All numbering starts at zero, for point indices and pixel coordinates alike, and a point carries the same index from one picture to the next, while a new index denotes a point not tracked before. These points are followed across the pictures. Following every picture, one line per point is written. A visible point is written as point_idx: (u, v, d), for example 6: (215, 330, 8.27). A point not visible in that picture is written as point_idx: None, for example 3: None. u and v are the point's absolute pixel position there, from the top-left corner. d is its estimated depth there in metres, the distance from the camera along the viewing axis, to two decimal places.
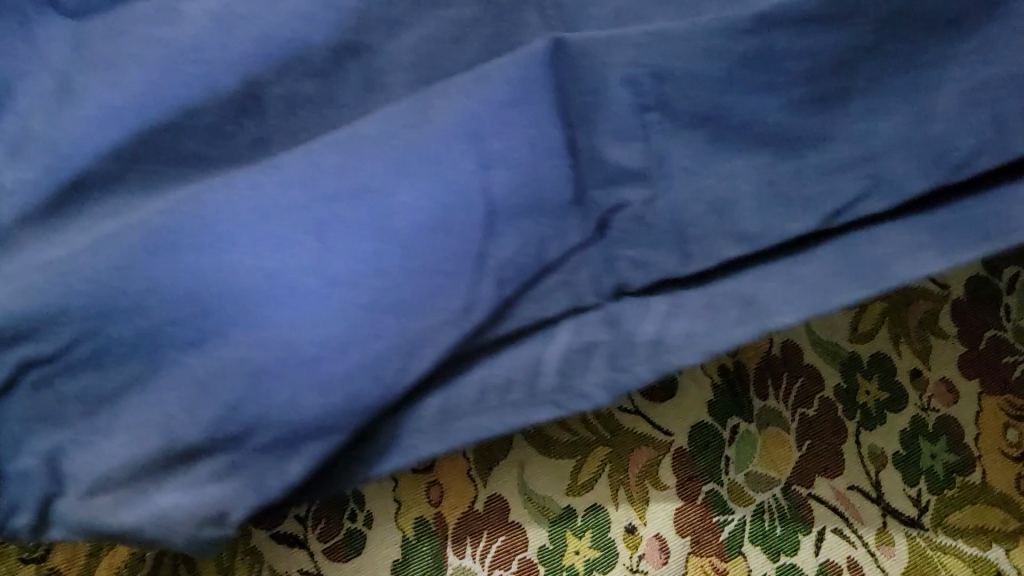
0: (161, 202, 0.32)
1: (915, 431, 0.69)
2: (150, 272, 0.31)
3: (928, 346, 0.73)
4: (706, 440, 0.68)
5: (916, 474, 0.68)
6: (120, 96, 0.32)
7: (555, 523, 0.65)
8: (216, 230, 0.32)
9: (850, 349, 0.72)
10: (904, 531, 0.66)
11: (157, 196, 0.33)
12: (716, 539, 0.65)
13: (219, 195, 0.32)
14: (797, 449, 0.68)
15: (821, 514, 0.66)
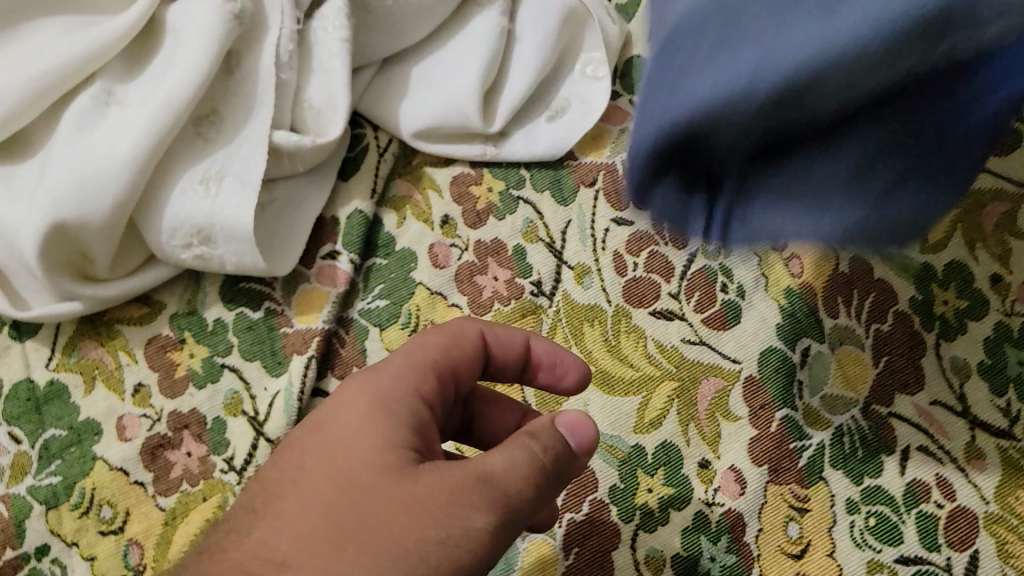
0: (221, 216, 0.61)
1: (1000, 338, 0.65)
2: (219, 226, 0.61)
3: (1009, 248, 0.67)
4: (777, 365, 0.65)
5: (1004, 384, 0.64)
6: (244, 206, 0.61)
7: (625, 462, 0.63)
8: (244, 218, 0.61)
9: (921, 259, 0.67)
10: (996, 443, 0.63)
11: (228, 206, 0.61)
12: (795, 465, 0.63)
13: (241, 207, 0.61)
14: (873, 366, 0.65)
15: (904, 433, 0.63)
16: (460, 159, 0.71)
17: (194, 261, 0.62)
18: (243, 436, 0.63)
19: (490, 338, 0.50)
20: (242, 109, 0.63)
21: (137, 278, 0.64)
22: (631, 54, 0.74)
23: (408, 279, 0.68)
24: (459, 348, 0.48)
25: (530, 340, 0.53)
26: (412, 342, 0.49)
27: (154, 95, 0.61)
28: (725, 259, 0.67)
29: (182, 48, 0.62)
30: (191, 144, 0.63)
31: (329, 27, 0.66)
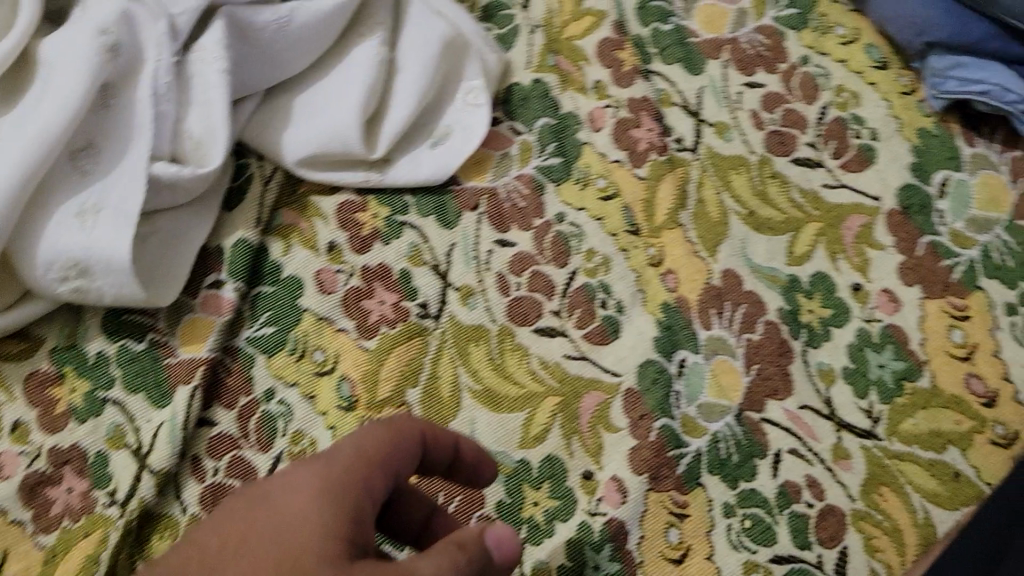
0: (96, 249, 0.61)
1: (861, 343, 0.69)
2: (96, 259, 0.61)
3: (867, 258, 0.71)
4: (654, 377, 0.67)
5: (866, 387, 0.68)
6: (121, 238, 0.61)
7: (511, 477, 0.64)
8: (121, 250, 0.61)
9: (788, 271, 0.71)
10: (860, 443, 0.66)
11: (104, 238, 0.61)
12: (674, 472, 0.65)
13: (118, 238, 0.61)
14: (746, 374, 0.68)
15: (776, 436, 0.66)
16: (345, 186, 0.72)
17: (71, 294, 0.62)
18: (126, 468, 0.63)
19: (429, 438, 0.48)
20: (119, 141, 0.64)
21: (12, 311, 0.63)
22: (511, 81, 0.76)
23: (295, 305, 0.69)
24: (405, 448, 0.45)
25: (459, 445, 0.51)
26: (354, 433, 0.45)
27: (26, 128, 0.61)
28: (604, 277, 0.70)
29: (54, 81, 0.62)
30: (68, 177, 0.62)
31: (206, 57, 0.67)
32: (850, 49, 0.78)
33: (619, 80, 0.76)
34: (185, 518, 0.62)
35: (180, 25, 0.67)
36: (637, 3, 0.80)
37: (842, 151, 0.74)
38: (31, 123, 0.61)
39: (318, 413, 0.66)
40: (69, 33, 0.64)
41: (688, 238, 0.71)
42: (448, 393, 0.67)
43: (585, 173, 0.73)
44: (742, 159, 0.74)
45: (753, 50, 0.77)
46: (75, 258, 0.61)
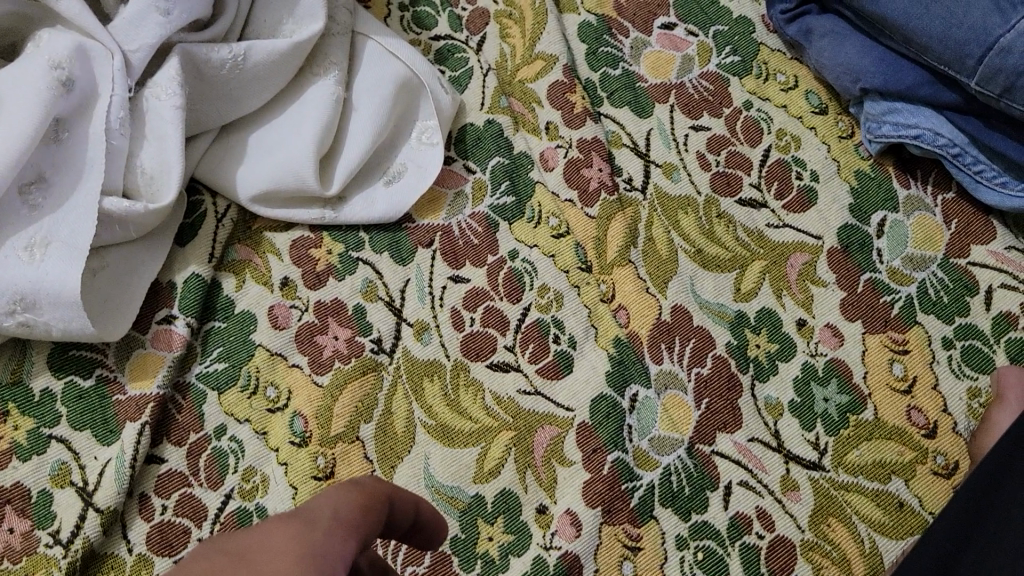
0: (44, 283, 0.60)
1: (807, 378, 0.70)
2: (43, 294, 0.60)
3: (810, 295, 0.73)
4: (607, 411, 0.68)
5: (812, 420, 0.69)
6: (69, 273, 0.61)
7: (465, 512, 0.65)
8: (69, 285, 0.61)
9: (735, 307, 0.72)
10: (808, 474, 0.68)
11: (52, 273, 0.61)
12: (627, 505, 0.66)
13: (66, 272, 0.61)
14: (696, 408, 0.69)
15: (726, 469, 0.67)
16: (300, 223, 0.72)
17: (16, 329, 0.61)
18: (70, 507, 0.61)
19: (396, 501, 0.43)
20: (69, 176, 0.64)
21: None
22: (465, 121, 0.78)
23: (248, 341, 0.68)
24: (378, 514, 0.40)
25: (419, 512, 0.45)
26: (320, 502, 0.39)
27: None
28: (556, 312, 0.71)
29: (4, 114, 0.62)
30: (15, 210, 0.62)
31: (160, 93, 0.67)
32: (790, 96, 0.81)
33: (570, 122, 0.78)
34: (131, 558, 0.61)
35: (134, 60, 0.67)
36: (587, 49, 0.82)
37: (785, 192, 0.77)
38: None
39: (270, 449, 0.65)
40: (20, 67, 0.63)
41: (638, 274, 0.73)
42: (402, 429, 0.67)
43: (538, 212, 0.74)
44: (689, 199, 0.76)
45: (699, 95, 0.80)
46: (21, 292, 0.60)
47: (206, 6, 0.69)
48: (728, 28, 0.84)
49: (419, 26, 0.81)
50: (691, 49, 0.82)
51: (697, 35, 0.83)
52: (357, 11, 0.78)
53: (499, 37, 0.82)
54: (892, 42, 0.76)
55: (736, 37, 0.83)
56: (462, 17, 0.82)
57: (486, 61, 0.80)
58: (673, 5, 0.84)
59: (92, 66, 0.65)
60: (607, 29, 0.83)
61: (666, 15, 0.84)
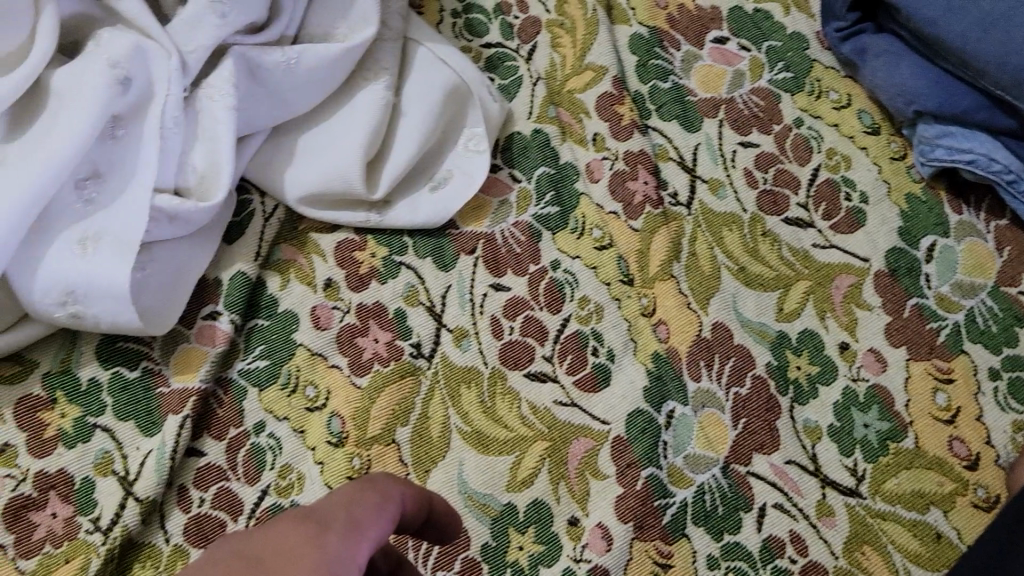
0: (95, 278, 0.62)
1: (847, 402, 0.70)
2: (94, 289, 0.62)
3: (854, 318, 0.72)
4: (643, 426, 0.68)
5: (851, 445, 0.68)
6: (119, 270, 0.62)
7: (497, 520, 0.65)
8: (119, 281, 0.62)
9: (777, 327, 0.72)
10: (844, 501, 0.67)
11: (103, 269, 0.62)
12: (659, 522, 0.65)
13: (116, 269, 0.62)
14: (733, 428, 0.68)
15: (761, 490, 0.67)
16: (345, 225, 0.73)
17: (66, 320, 0.63)
18: (111, 495, 0.62)
19: (409, 499, 0.43)
20: (124, 173, 0.65)
21: (11, 331, 0.64)
22: (512, 130, 0.78)
23: (290, 340, 0.69)
24: (393, 513, 0.40)
25: (432, 505, 0.46)
26: (337, 501, 0.39)
27: (34, 156, 0.62)
28: (596, 325, 0.71)
29: (64, 111, 0.63)
30: (71, 204, 0.63)
31: (213, 94, 0.68)
32: (842, 115, 0.80)
33: (617, 134, 0.78)
34: (168, 549, 0.62)
35: (191, 61, 0.68)
36: (638, 61, 0.82)
37: (833, 213, 0.76)
38: (39, 151, 0.62)
39: (307, 447, 0.66)
40: (81, 65, 0.65)
41: (680, 290, 0.73)
42: (437, 434, 0.67)
43: (581, 223, 0.74)
44: (734, 216, 0.75)
45: (749, 110, 0.80)
46: (73, 286, 0.62)
47: (262, 9, 0.71)
48: (781, 44, 0.83)
49: (471, 33, 0.82)
50: (743, 64, 0.82)
51: (749, 50, 0.83)
52: (410, 16, 0.79)
53: (549, 46, 0.82)
54: (949, 64, 0.74)
55: (790, 53, 0.82)
56: (514, 25, 0.82)
57: (536, 71, 0.81)
58: (726, 19, 0.84)
59: (152, 66, 0.67)
60: (658, 41, 0.83)
61: (719, 29, 0.83)
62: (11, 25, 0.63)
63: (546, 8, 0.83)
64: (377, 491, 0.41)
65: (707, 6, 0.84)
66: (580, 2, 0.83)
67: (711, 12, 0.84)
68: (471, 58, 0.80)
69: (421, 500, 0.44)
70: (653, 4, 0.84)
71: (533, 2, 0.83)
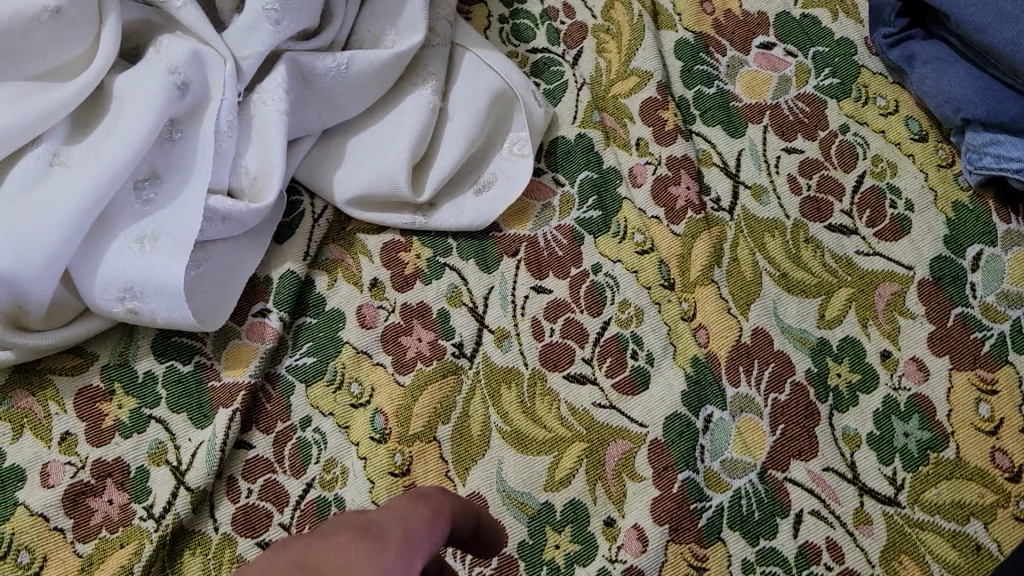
0: (151, 275, 0.64)
1: (888, 411, 0.69)
2: (150, 285, 0.65)
3: (897, 326, 0.72)
4: (680, 430, 0.68)
5: (890, 454, 0.68)
6: (174, 267, 0.65)
7: (534, 518, 0.66)
8: (174, 277, 0.64)
9: (818, 334, 0.72)
10: (882, 509, 0.67)
11: (158, 266, 0.65)
12: (694, 525, 0.66)
13: (171, 265, 0.65)
14: (771, 433, 0.69)
15: (798, 496, 0.67)
16: (391, 226, 0.75)
17: (124, 315, 0.66)
18: (164, 484, 0.65)
19: (458, 513, 0.48)
20: (180, 174, 0.68)
21: (72, 325, 0.67)
22: (557, 134, 0.79)
23: (336, 338, 0.71)
24: (442, 525, 0.46)
25: (479, 518, 0.50)
26: (393, 513, 0.45)
27: (97, 157, 0.65)
28: (636, 328, 0.72)
29: (125, 114, 0.66)
30: (130, 205, 0.66)
31: (266, 99, 0.71)
32: (888, 121, 0.80)
33: (661, 139, 0.78)
34: (217, 537, 0.65)
35: (245, 66, 0.70)
36: (683, 66, 0.82)
37: (877, 220, 0.76)
38: (101, 153, 0.65)
39: (351, 443, 0.68)
40: (142, 71, 0.68)
41: (720, 295, 0.73)
42: (477, 433, 0.69)
43: (623, 227, 0.75)
44: (777, 223, 0.76)
45: (794, 117, 0.80)
46: (131, 282, 0.65)
47: (314, 15, 0.72)
48: (828, 50, 0.83)
49: (517, 38, 0.83)
50: (789, 69, 0.82)
51: (796, 55, 0.82)
52: (458, 22, 0.80)
53: (595, 52, 0.83)
54: (999, 71, 0.74)
55: (837, 59, 0.82)
56: (560, 30, 0.83)
57: (582, 76, 0.82)
58: (773, 25, 0.84)
59: (208, 70, 0.69)
60: (704, 47, 0.83)
61: (765, 34, 0.83)
62: (77, 31, 0.66)
63: (593, 14, 0.84)
64: (427, 506, 0.46)
65: (754, 12, 0.84)
66: (626, 7, 0.84)
67: (758, 17, 0.84)
68: (518, 62, 0.82)
69: (467, 513, 0.49)
70: (699, 9, 0.85)
71: (580, 8, 0.84)
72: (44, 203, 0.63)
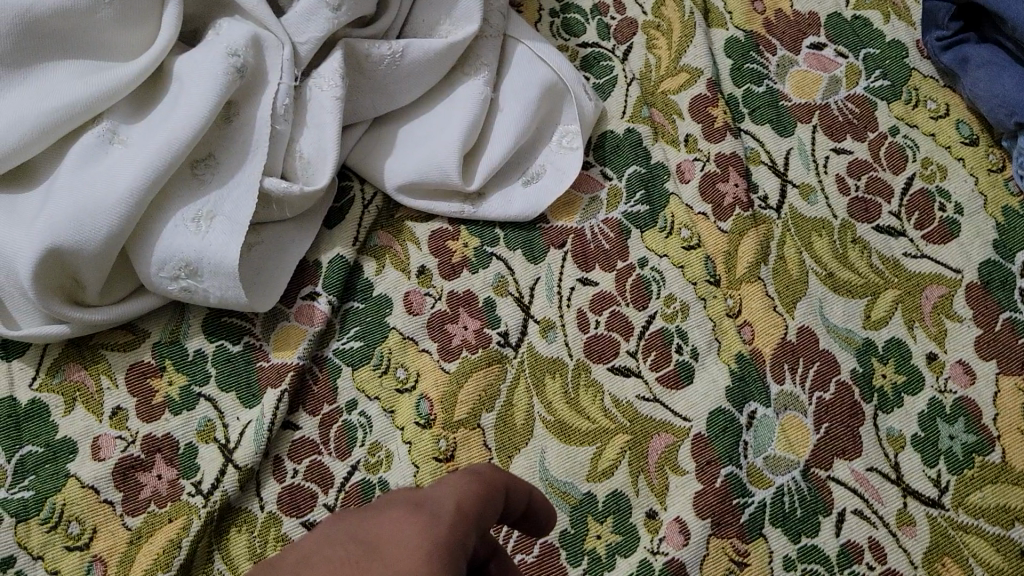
0: (206, 253, 0.65)
1: (933, 413, 0.69)
2: (205, 262, 0.65)
3: (944, 328, 0.72)
4: (724, 425, 0.68)
5: (935, 456, 0.68)
6: (229, 245, 0.65)
7: (576, 508, 0.66)
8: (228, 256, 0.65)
9: (864, 334, 0.72)
10: (926, 511, 0.67)
11: (214, 244, 0.65)
12: (737, 520, 0.66)
13: (226, 244, 0.66)
14: (815, 431, 0.69)
15: (841, 495, 0.67)
16: (440, 215, 0.75)
17: (178, 293, 0.67)
18: (212, 461, 0.66)
19: (512, 490, 0.48)
20: (237, 155, 0.68)
21: (126, 303, 0.68)
22: (606, 128, 0.79)
23: (383, 323, 0.72)
24: (496, 502, 0.46)
25: (530, 497, 0.50)
26: (447, 489, 0.45)
27: (157, 135, 0.66)
28: (681, 323, 0.72)
29: (185, 94, 0.67)
30: (187, 184, 0.67)
31: (323, 85, 0.71)
32: (938, 124, 0.79)
33: (710, 136, 0.79)
34: (263, 515, 0.65)
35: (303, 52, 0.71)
36: (733, 64, 0.82)
37: (926, 222, 0.75)
38: (161, 132, 0.66)
39: (396, 427, 0.69)
40: (201, 52, 0.69)
41: (766, 292, 0.73)
42: (521, 421, 0.69)
43: (670, 222, 0.75)
44: (825, 222, 0.76)
45: (843, 117, 0.80)
46: (187, 260, 0.65)
47: (371, 3, 0.73)
48: (879, 52, 0.82)
49: (568, 31, 0.83)
50: (839, 70, 0.82)
51: (846, 56, 0.82)
52: (510, 14, 0.81)
53: (645, 47, 0.83)
54: None
55: (888, 61, 0.82)
56: (611, 25, 0.84)
57: (631, 71, 0.82)
58: (823, 25, 0.84)
59: (266, 54, 0.70)
60: (754, 45, 0.83)
61: (816, 35, 0.83)
62: (140, 12, 0.67)
63: (644, 10, 0.84)
64: (481, 481, 0.46)
65: (805, 12, 0.85)
66: (677, 4, 0.84)
67: (809, 17, 0.84)
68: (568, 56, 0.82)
69: (521, 491, 0.49)
70: (750, 8, 0.85)
71: (631, 3, 0.85)
72: (104, 179, 0.64)
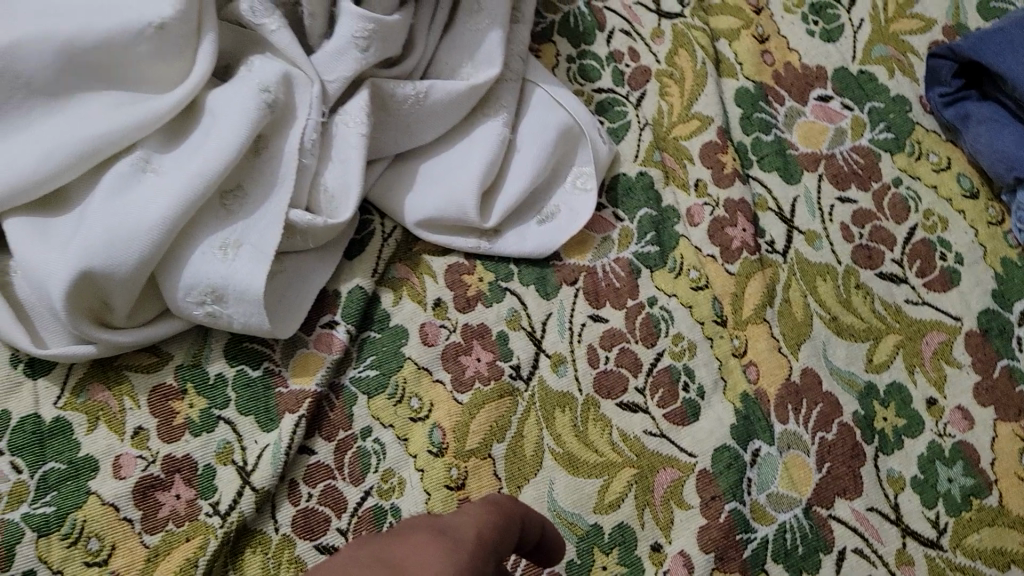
0: (233, 279, 0.68)
1: (932, 456, 0.71)
2: (231, 288, 0.68)
3: (943, 374, 0.74)
4: (728, 462, 0.70)
5: (933, 498, 0.70)
6: (255, 273, 0.68)
7: (583, 538, 0.68)
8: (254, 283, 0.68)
9: (866, 377, 0.74)
10: (924, 551, 0.68)
11: (240, 271, 0.68)
12: (740, 555, 0.68)
13: (252, 272, 0.68)
14: (817, 470, 0.70)
15: (841, 534, 0.69)
16: (457, 249, 0.78)
17: (203, 317, 0.69)
18: (230, 483, 0.68)
19: (526, 520, 0.50)
20: (264, 187, 0.71)
21: (151, 326, 0.70)
22: (618, 171, 0.82)
23: (398, 353, 0.74)
24: (512, 531, 0.48)
25: (544, 527, 0.53)
26: (468, 518, 0.47)
27: (189, 165, 0.68)
28: (689, 361, 0.74)
29: (218, 126, 0.70)
30: (215, 213, 0.70)
31: (349, 121, 0.74)
32: (938, 176, 0.82)
33: (719, 181, 0.81)
34: (277, 537, 0.67)
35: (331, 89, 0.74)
36: (743, 113, 0.85)
37: (927, 271, 0.78)
38: (193, 162, 0.68)
39: (408, 455, 0.71)
40: (234, 87, 0.71)
41: (772, 334, 0.75)
42: (531, 452, 0.71)
43: (680, 263, 0.78)
44: (829, 268, 0.78)
45: (848, 167, 0.82)
46: (213, 286, 0.68)
47: (397, 45, 0.76)
48: (883, 106, 0.86)
49: (583, 77, 0.86)
50: (844, 121, 0.85)
51: (852, 109, 0.85)
52: (529, 59, 0.84)
53: (658, 94, 0.86)
54: None
55: (891, 114, 0.85)
56: (625, 73, 0.87)
57: (644, 117, 0.85)
58: (830, 79, 0.87)
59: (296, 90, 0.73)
60: (763, 96, 0.86)
61: (822, 87, 0.87)
62: (178, 47, 0.70)
63: (657, 59, 0.88)
64: (499, 512, 0.48)
65: (813, 65, 0.88)
66: (690, 54, 0.88)
67: (817, 70, 0.88)
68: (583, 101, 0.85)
69: (534, 523, 0.51)
70: (760, 60, 0.88)
71: (645, 52, 0.88)
72: (138, 205, 0.67)
